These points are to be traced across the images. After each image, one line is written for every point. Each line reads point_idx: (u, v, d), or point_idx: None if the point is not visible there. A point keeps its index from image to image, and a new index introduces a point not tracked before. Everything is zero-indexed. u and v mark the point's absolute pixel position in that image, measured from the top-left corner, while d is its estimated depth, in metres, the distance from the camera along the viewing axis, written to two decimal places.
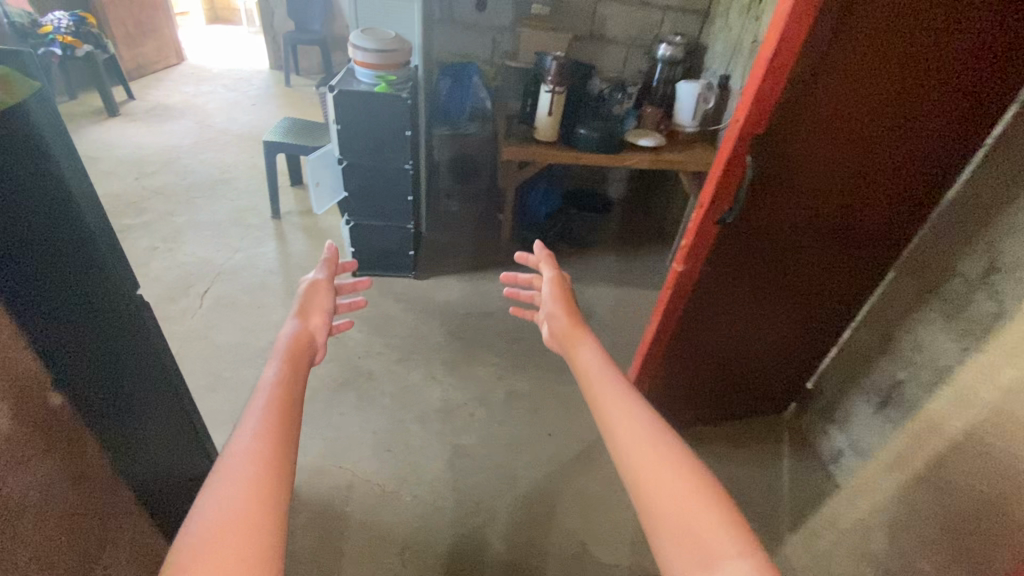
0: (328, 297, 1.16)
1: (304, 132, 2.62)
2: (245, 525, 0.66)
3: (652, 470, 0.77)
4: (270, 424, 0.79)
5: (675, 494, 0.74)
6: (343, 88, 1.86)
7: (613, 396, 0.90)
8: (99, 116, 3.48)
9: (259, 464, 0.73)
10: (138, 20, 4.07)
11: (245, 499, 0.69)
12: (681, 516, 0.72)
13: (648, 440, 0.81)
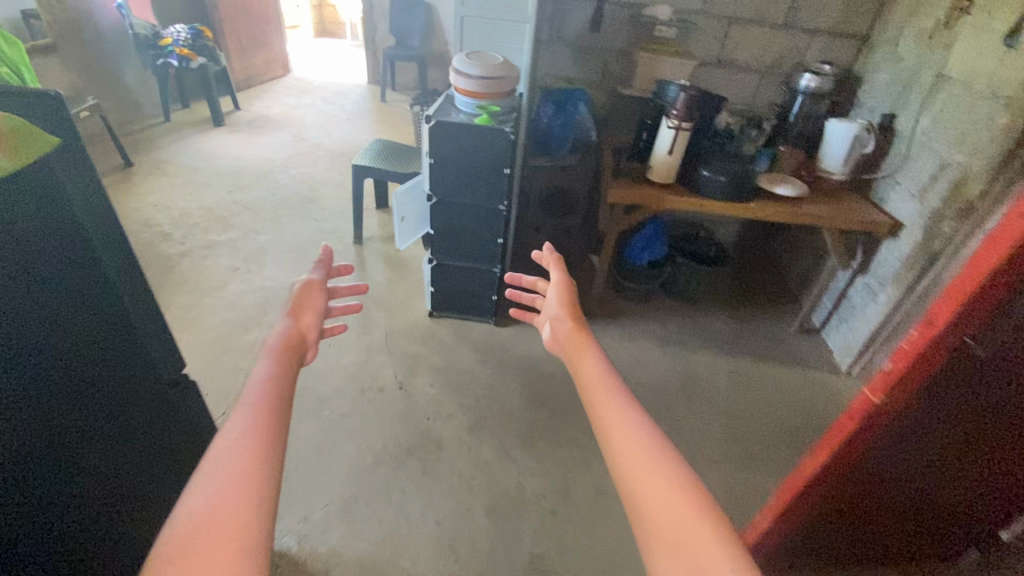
0: (321, 296, 1.02)
1: (394, 157, 2.48)
2: (229, 521, 0.53)
3: (649, 481, 0.58)
4: (258, 418, 0.64)
5: (675, 507, 0.56)
6: (441, 119, 1.65)
7: (610, 393, 0.70)
8: (206, 125, 3.58)
9: (246, 454, 0.59)
10: (250, 34, 4.22)
11: (227, 495, 0.55)
12: (677, 525, 0.54)
13: (647, 450, 0.61)
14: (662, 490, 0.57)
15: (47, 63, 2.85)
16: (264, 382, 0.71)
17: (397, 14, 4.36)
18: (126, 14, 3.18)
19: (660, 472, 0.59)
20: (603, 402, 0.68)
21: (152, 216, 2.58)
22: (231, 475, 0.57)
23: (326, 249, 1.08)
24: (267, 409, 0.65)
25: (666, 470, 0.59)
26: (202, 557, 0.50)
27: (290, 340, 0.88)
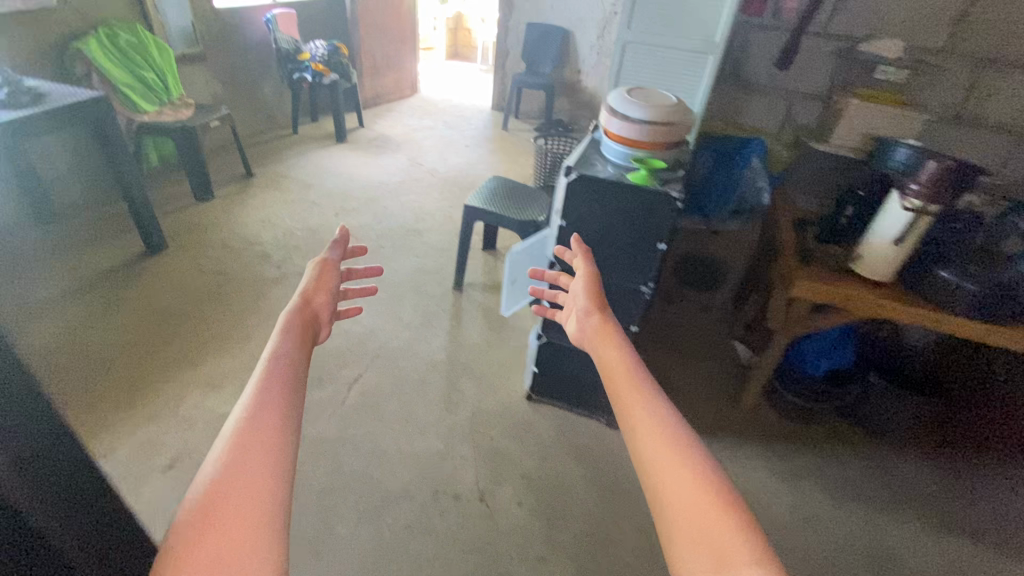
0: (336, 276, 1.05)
1: (512, 198, 2.16)
2: (253, 491, 0.53)
3: (667, 473, 0.60)
4: (274, 397, 0.64)
5: (690, 495, 0.58)
6: (588, 173, 1.26)
7: (635, 388, 0.70)
8: (329, 140, 3.56)
9: (269, 428, 0.60)
10: (385, 54, 4.24)
11: (246, 467, 0.55)
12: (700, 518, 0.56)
13: (668, 445, 0.63)
14: (681, 479, 0.59)
15: (192, 72, 2.96)
16: (285, 363, 0.70)
17: (531, 39, 4.14)
18: (273, 29, 3.22)
19: (680, 464, 0.60)
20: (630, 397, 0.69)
21: (258, 233, 2.48)
22: (252, 450, 0.57)
23: (339, 228, 1.12)
24: (284, 385, 0.66)
25: (685, 458, 0.61)
26: (235, 522, 0.51)
27: (304, 313, 0.89)
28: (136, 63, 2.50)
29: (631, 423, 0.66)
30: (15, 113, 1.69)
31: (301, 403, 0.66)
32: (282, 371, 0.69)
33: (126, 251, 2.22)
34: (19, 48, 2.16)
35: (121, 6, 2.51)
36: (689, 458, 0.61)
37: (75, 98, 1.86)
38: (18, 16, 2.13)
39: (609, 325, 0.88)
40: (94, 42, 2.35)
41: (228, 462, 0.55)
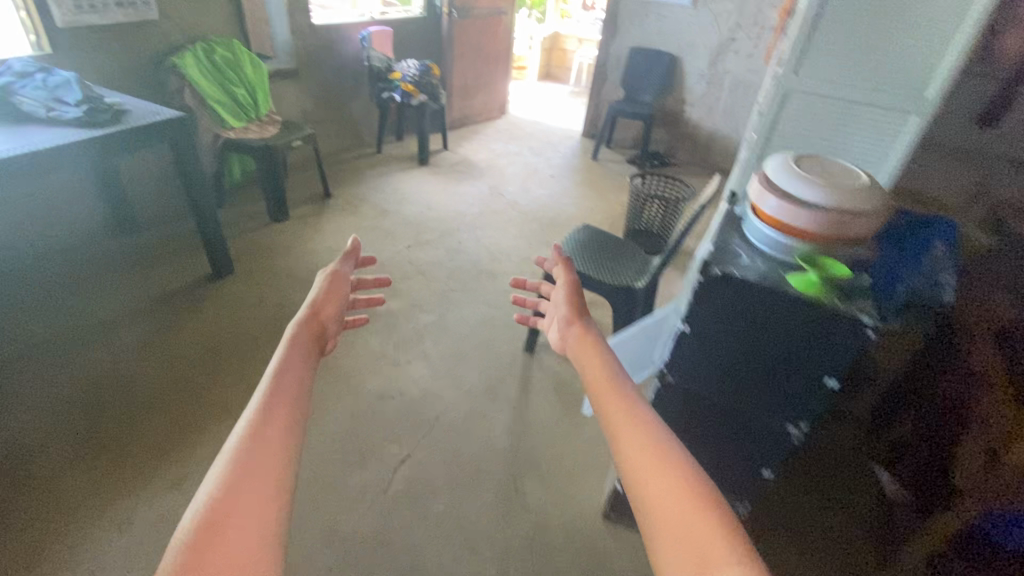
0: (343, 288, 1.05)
1: (604, 255, 1.83)
2: (254, 505, 0.55)
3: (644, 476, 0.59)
4: (273, 413, 0.65)
5: (666, 495, 0.57)
6: (737, 271, 0.90)
7: (618, 395, 0.69)
8: (410, 162, 3.44)
9: (274, 442, 0.61)
10: (477, 75, 4.09)
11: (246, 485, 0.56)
12: (677, 514, 0.55)
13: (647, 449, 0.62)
14: (666, 488, 0.57)
15: (284, 87, 2.94)
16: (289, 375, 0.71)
17: (634, 64, 3.78)
18: (366, 46, 3.15)
19: (661, 467, 0.59)
20: (613, 404, 0.68)
21: (325, 263, 2.33)
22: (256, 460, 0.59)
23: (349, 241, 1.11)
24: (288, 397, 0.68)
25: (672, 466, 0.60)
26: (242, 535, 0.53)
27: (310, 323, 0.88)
28: (228, 79, 2.46)
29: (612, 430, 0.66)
30: (91, 131, 1.61)
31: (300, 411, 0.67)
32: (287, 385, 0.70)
33: (192, 272, 2.14)
34: (119, 60, 2.16)
35: (222, 21, 2.49)
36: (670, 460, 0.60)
37: (153, 117, 1.76)
38: (121, 28, 2.13)
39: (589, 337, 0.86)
40: (190, 56, 2.32)
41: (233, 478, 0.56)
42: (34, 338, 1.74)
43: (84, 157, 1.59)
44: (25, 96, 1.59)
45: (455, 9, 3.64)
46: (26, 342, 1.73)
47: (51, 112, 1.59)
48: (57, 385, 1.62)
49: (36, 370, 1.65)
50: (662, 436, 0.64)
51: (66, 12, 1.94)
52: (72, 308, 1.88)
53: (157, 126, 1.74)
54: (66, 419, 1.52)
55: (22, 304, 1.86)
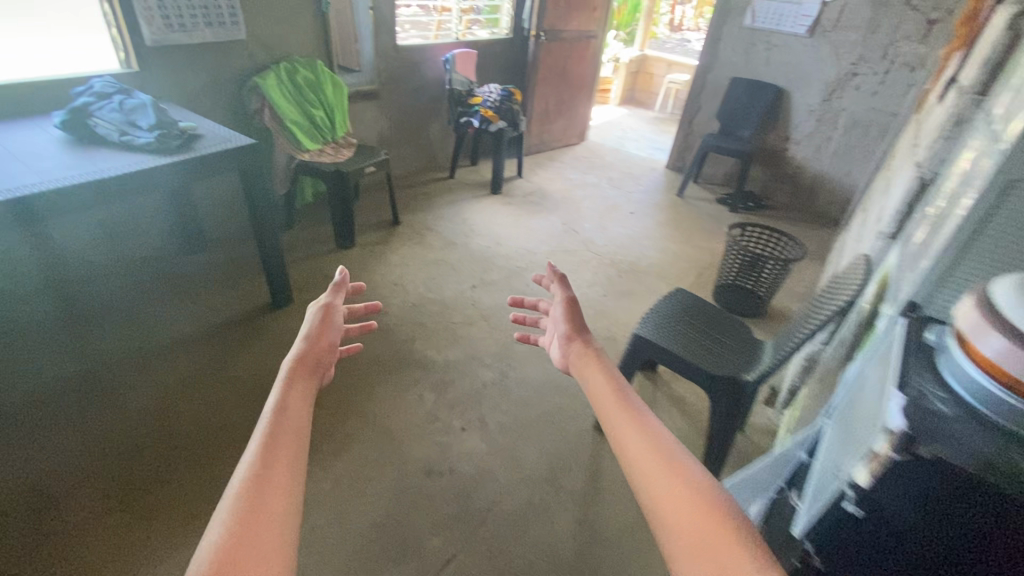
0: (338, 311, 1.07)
1: (703, 330, 1.53)
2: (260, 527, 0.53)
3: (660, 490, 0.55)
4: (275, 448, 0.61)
5: (682, 512, 0.52)
6: (950, 452, 0.52)
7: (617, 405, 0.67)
8: (483, 189, 3.29)
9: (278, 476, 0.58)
10: (559, 100, 3.90)
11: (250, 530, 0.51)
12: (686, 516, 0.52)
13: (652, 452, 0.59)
14: (676, 493, 0.54)
15: (363, 109, 2.87)
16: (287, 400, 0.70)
17: (734, 96, 3.45)
18: (449, 69, 3.08)
19: (678, 484, 0.55)
20: (614, 414, 0.65)
21: (386, 299, 2.19)
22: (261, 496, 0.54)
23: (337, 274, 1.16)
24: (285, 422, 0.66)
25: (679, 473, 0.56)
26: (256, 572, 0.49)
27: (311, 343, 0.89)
28: (308, 100, 2.41)
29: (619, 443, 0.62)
30: (160, 158, 1.53)
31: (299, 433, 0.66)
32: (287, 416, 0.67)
33: (250, 301, 2.07)
34: (204, 79, 2.14)
35: (308, 42, 2.45)
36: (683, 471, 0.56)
37: (224, 144, 1.67)
38: (209, 47, 2.11)
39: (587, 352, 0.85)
40: (273, 77, 2.27)
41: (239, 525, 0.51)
42: (90, 366, 1.70)
43: (151, 185, 1.52)
44: (101, 119, 1.55)
45: (543, 32, 3.48)
46: (82, 370, 1.68)
47: (123, 136, 1.54)
48: (101, 422, 1.54)
49: (86, 404, 1.59)
50: (667, 444, 0.60)
51: (156, 31, 1.92)
52: (132, 334, 1.84)
53: (227, 154, 1.65)
54: (105, 465, 1.43)
55: (87, 325, 1.83)
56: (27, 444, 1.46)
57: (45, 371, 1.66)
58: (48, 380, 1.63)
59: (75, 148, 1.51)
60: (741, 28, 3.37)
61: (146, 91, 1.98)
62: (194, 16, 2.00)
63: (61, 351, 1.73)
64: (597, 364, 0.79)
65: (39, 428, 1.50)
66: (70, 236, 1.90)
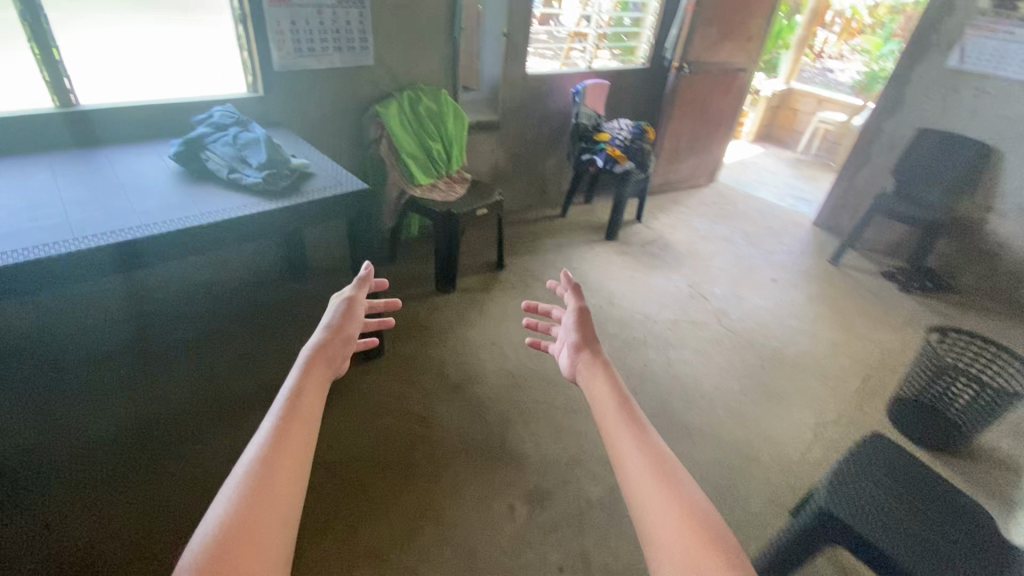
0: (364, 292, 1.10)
1: (907, 508, 1.10)
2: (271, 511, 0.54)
3: (652, 506, 0.56)
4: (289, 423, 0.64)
5: (690, 537, 0.53)
6: None
7: (623, 419, 0.69)
8: (597, 233, 2.95)
9: (292, 450, 0.60)
10: (692, 137, 3.47)
11: (261, 506, 0.53)
12: (686, 537, 0.53)
13: (656, 470, 0.60)
14: (679, 514, 0.55)
15: (482, 139, 2.67)
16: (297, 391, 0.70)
17: (920, 152, 2.82)
18: (579, 101, 2.78)
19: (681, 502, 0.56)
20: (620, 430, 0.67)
21: (482, 361, 1.93)
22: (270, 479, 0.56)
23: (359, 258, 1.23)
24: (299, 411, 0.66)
25: (681, 492, 0.58)
26: (264, 545, 0.51)
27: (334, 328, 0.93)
28: (427, 131, 2.23)
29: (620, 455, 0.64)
30: (264, 203, 1.37)
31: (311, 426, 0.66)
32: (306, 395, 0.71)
33: None
34: (326, 105, 2.02)
35: (436, 69, 2.28)
36: (684, 487, 0.59)
37: (333, 189, 1.49)
38: (335, 72, 1.99)
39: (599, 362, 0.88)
40: (395, 106, 2.12)
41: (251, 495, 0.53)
42: (168, 409, 1.59)
43: (251, 233, 1.36)
44: (214, 153, 1.43)
45: (687, 64, 3.08)
46: (160, 414, 1.57)
47: (232, 174, 1.40)
48: (166, 481, 1.40)
49: (155, 457, 1.46)
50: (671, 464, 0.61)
51: (286, 55, 1.82)
52: (215, 377, 1.72)
53: (335, 201, 1.47)
54: (167, 540, 1.27)
55: (176, 361, 1.75)
56: (90, 498, 1.33)
57: (126, 411, 1.57)
58: (127, 420, 1.54)
59: (184, 183, 1.40)
60: (941, 70, 2.74)
61: (268, 115, 1.89)
62: (325, 40, 1.88)
63: (146, 389, 1.64)
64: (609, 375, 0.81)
65: (107, 475, 1.39)
66: (179, 265, 1.90)
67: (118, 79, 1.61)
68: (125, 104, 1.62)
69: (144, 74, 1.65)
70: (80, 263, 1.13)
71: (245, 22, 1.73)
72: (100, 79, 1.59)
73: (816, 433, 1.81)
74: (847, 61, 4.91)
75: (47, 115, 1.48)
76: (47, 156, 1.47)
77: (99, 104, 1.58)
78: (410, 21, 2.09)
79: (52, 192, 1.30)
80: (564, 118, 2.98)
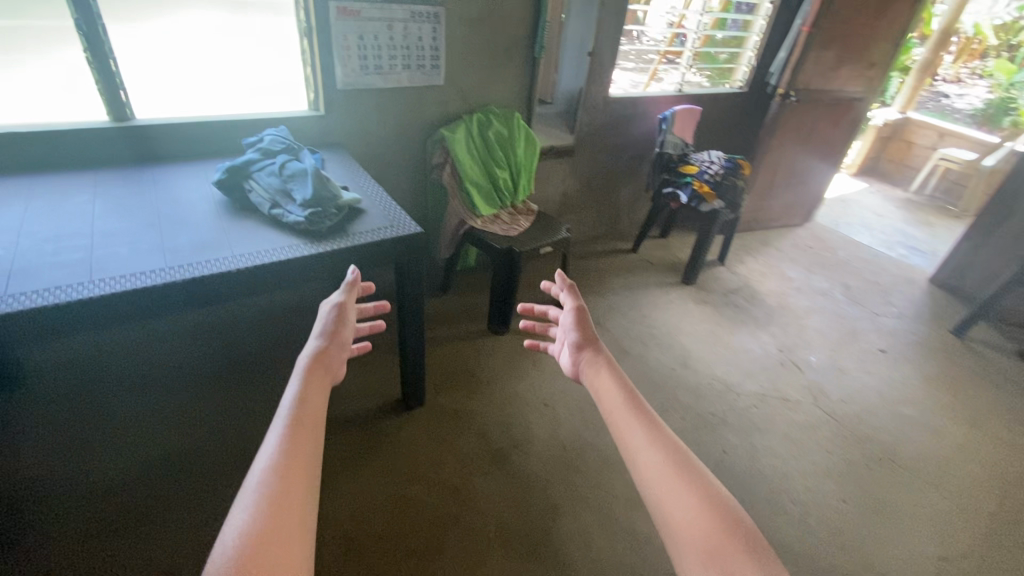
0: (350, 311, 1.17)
1: None
2: (290, 526, 0.62)
3: (668, 496, 0.65)
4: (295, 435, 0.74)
5: (693, 520, 0.62)
6: None
7: (626, 415, 0.79)
8: (673, 274, 2.64)
9: (301, 460, 0.71)
10: (790, 172, 3.07)
11: (277, 522, 0.62)
12: (687, 517, 0.63)
13: (658, 461, 0.70)
14: (683, 500, 0.64)
15: (554, 165, 2.44)
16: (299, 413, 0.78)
17: None
18: (665, 128, 2.50)
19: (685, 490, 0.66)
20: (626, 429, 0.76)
21: (531, 424, 1.70)
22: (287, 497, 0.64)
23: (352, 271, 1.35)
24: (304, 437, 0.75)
25: (685, 478, 0.67)
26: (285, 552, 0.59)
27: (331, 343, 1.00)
28: (495, 158, 2.04)
29: (626, 449, 0.74)
30: (304, 246, 1.21)
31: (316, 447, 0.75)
32: (311, 412, 0.80)
33: (375, 395, 1.72)
34: (388, 125, 1.88)
35: (510, 89, 2.09)
36: (689, 475, 0.68)
37: (383, 232, 1.31)
38: (402, 91, 1.84)
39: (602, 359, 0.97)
40: (463, 130, 1.96)
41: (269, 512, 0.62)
42: (189, 446, 1.45)
43: (282, 281, 1.19)
44: (258, 184, 1.29)
45: (795, 91, 2.71)
46: (180, 450, 1.44)
47: (274, 209, 1.26)
48: (167, 538, 1.23)
49: (165, 501, 1.31)
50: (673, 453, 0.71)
51: (350, 72, 1.68)
52: (243, 415, 1.57)
53: (381, 247, 1.28)
54: None
55: (209, 390, 1.62)
56: (84, 554, 1.18)
57: (145, 447, 1.43)
58: (144, 458, 1.41)
59: (224, 215, 1.27)
60: None
61: (327, 135, 1.76)
62: (394, 57, 1.74)
63: (172, 420, 1.52)
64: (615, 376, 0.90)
65: (108, 521, 1.25)
66: (238, 305, 1.75)
67: (176, 92, 1.53)
68: (179, 119, 1.52)
69: (202, 87, 1.56)
70: (85, 311, 0.99)
71: (310, 35, 1.61)
72: (157, 91, 1.50)
73: (939, 572, 1.45)
74: (968, 86, 4.38)
75: (97, 129, 1.40)
76: (93, 172, 1.38)
77: (154, 118, 1.50)
78: (487, 37, 1.91)
79: (84, 220, 1.19)
80: (647, 145, 2.70)
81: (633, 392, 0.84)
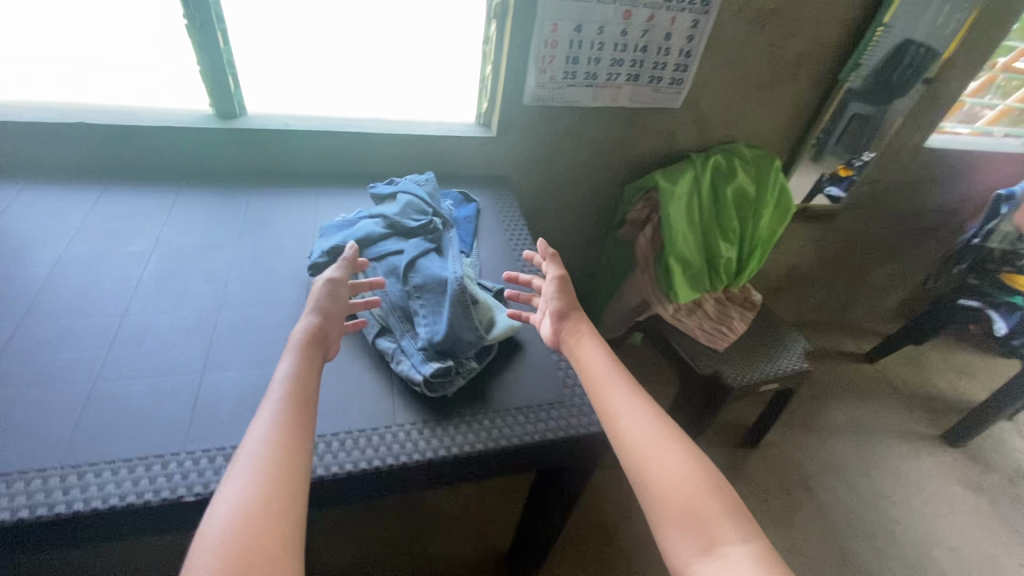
0: None
1: None
2: (278, 498, 0.54)
3: (659, 477, 0.62)
4: (290, 408, 0.61)
5: (685, 498, 0.60)
6: None
7: (617, 390, 0.71)
8: (926, 418, 1.78)
9: (293, 421, 0.60)
10: None
11: (266, 494, 0.53)
12: (674, 485, 0.61)
13: (652, 438, 0.65)
14: (673, 472, 0.62)
15: (795, 231, 1.67)
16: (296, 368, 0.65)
17: None
18: (1003, 213, 1.55)
19: (676, 461, 0.63)
20: (623, 409, 0.69)
21: None
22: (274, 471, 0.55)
23: None
24: (298, 396, 0.62)
25: (675, 450, 0.64)
26: (274, 531, 0.51)
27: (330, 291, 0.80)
28: (726, 232, 1.29)
29: (618, 429, 0.68)
30: (413, 428, 0.69)
31: (311, 409, 0.63)
32: (310, 361, 0.67)
33: (476, 546, 1.24)
34: (581, 158, 1.27)
35: (774, 122, 1.35)
36: (683, 448, 0.65)
37: (546, 415, 0.74)
38: (615, 111, 1.20)
39: (585, 327, 0.80)
40: (687, 183, 1.28)
41: (258, 488, 0.54)
42: None
43: (364, 493, 0.68)
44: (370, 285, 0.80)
45: None
46: None
47: (381, 341, 0.76)
48: None
49: None
50: (670, 434, 0.66)
51: (548, 80, 1.09)
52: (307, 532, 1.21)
53: (537, 450, 0.71)
54: None
55: None
56: None
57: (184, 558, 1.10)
58: None
59: None
60: None
61: (494, 163, 1.21)
62: (618, 62, 1.10)
63: None
64: (603, 344, 0.77)
65: None
66: None
67: (304, 82, 1.06)
68: (302, 121, 1.07)
69: (337, 76, 1.07)
70: (23, 533, 0.56)
71: (503, 21, 1.02)
72: (279, 78, 1.05)
73: None
74: None
75: (193, 129, 0.99)
76: (173, 195, 0.98)
77: (270, 117, 1.06)
78: (772, 43, 1.18)
79: (120, 303, 0.77)
80: (943, 219, 1.77)
81: (616, 361, 0.75)
